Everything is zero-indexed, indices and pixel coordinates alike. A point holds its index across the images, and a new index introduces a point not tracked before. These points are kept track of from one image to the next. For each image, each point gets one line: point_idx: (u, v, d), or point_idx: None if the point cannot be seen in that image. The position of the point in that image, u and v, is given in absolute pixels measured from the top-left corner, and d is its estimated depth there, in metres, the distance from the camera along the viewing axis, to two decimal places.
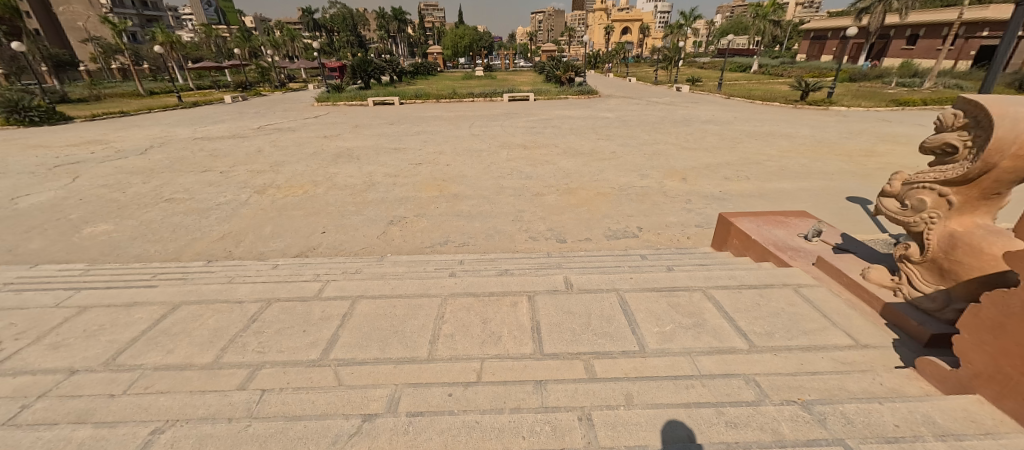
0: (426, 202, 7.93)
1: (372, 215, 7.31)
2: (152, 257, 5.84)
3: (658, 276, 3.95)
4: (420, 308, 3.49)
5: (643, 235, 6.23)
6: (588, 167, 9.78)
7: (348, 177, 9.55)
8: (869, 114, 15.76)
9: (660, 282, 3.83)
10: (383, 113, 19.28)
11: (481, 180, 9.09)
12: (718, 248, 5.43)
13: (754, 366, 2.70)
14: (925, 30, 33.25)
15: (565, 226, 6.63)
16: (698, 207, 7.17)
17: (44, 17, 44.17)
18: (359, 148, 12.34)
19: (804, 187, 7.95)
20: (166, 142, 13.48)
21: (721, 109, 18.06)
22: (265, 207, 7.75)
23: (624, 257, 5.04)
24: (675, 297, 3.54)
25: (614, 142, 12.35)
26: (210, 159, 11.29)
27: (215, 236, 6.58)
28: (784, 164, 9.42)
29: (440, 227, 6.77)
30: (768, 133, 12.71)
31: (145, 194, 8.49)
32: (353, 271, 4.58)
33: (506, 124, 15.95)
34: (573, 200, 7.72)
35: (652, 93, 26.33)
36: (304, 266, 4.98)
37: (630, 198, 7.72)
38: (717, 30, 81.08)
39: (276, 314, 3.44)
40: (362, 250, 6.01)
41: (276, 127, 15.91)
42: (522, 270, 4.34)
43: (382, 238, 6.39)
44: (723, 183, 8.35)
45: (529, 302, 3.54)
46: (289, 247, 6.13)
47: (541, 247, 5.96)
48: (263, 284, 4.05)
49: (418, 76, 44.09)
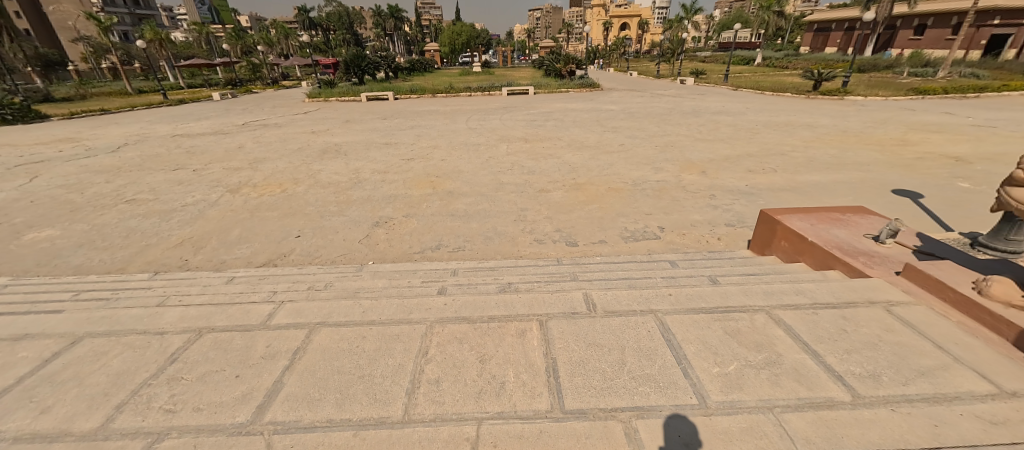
0: (417, 200, 7.07)
1: (355, 216, 6.46)
2: (93, 269, 4.97)
3: (704, 292, 3.08)
4: (398, 339, 2.63)
5: (666, 236, 5.38)
6: (596, 161, 8.92)
7: (333, 174, 8.69)
8: (889, 103, 14.91)
9: (708, 300, 2.97)
10: (376, 109, 18.40)
11: (479, 175, 8.25)
12: (759, 253, 4.60)
13: (880, 433, 1.84)
14: (934, 20, 32.39)
15: (576, 227, 5.78)
16: (725, 203, 6.32)
17: (33, 17, 43.39)
18: (348, 143, 11.47)
19: (839, 180, 7.12)
20: (142, 140, 12.58)
21: (730, 100, 17.22)
22: (236, 208, 6.88)
23: (650, 265, 4.18)
24: (733, 323, 2.68)
25: (622, 134, 11.51)
26: (185, 157, 10.42)
27: (174, 241, 5.73)
28: (812, 155, 8.59)
29: (433, 229, 5.92)
30: (787, 123, 11.87)
31: (105, 195, 7.61)
32: (321, 287, 3.71)
33: (506, 118, 15.05)
34: (582, 197, 6.89)
35: (656, 86, 25.44)
36: (264, 281, 4.11)
37: (646, 194, 6.87)
38: (717, 23, 80.10)
39: (204, 351, 2.58)
40: (340, 257, 5.15)
41: (262, 123, 15.03)
42: (529, 284, 3.49)
43: (365, 243, 5.53)
44: (748, 176, 7.49)
45: (542, 330, 2.69)
46: (254, 254, 5.27)
47: (549, 252, 5.12)
48: (201, 305, 3.18)
49: (414, 73, 43.09)
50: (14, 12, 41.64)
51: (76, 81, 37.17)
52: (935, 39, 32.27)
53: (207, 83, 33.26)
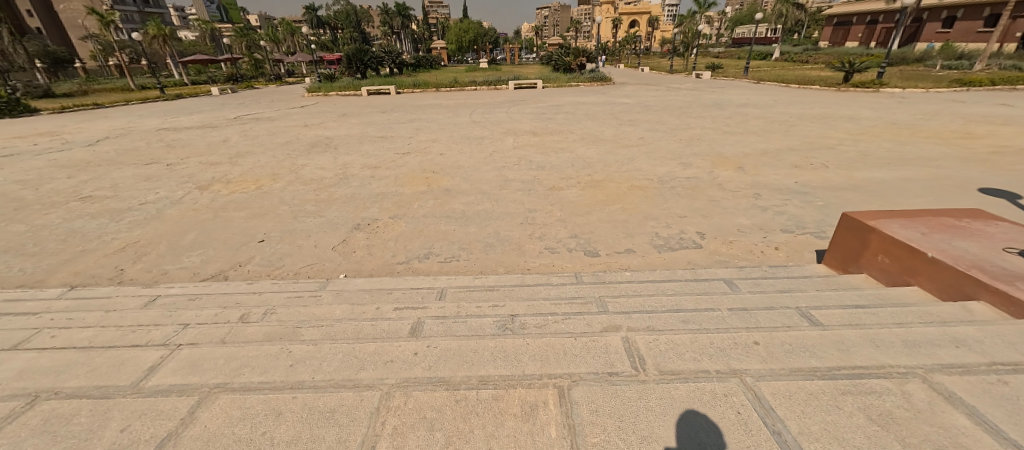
0: (408, 199, 6.10)
1: (335, 217, 5.49)
2: (6, 282, 4.08)
3: (815, 341, 1.99)
4: (329, 421, 1.58)
5: (708, 244, 4.33)
6: (613, 156, 7.88)
7: (318, 169, 7.76)
8: (931, 95, 13.59)
9: (827, 355, 1.88)
10: (375, 102, 17.49)
11: (481, 171, 7.27)
12: (842, 269, 3.53)
13: None
14: (963, 12, 30.59)
15: (595, 232, 4.75)
16: (774, 204, 5.24)
17: (44, 15, 43.61)
18: (341, 137, 10.55)
19: (907, 177, 6.01)
20: (124, 133, 11.83)
21: (754, 93, 16.03)
22: (200, 207, 5.98)
23: (702, 287, 3.14)
24: (890, 399, 1.59)
25: (641, 126, 10.44)
26: (163, 151, 9.56)
27: (116, 246, 4.82)
28: (864, 149, 7.46)
29: (423, 233, 4.93)
30: (823, 115, 10.70)
31: (60, 192, 6.75)
32: (257, 317, 2.70)
33: (513, 111, 14.03)
34: (600, 196, 5.88)
35: (671, 80, 24.23)
36: (192, 303, 3.11)
37: (677, 193, 5.81)
38: (730, 19, 78.03)
39: (18, 438, 1.57)
40: (306, 268, 4.17)
41: (255, 117, 14.19)
42: (541, 318, 2.45)
43: (339, 251, 4.55)
44: (794, 172, 6.41)
45: (563, 409, 1.61)
46: (205, 263, 4.33)
47: (564, 264, 4.11)
48: (68, 349, 2.19)
49: (420, 69, 42.25)
50: (25, 11, 41.73)
51: (82, 77, 37.04)
52: (966, 31, 30.38)
53: (210, 80, 32.71)
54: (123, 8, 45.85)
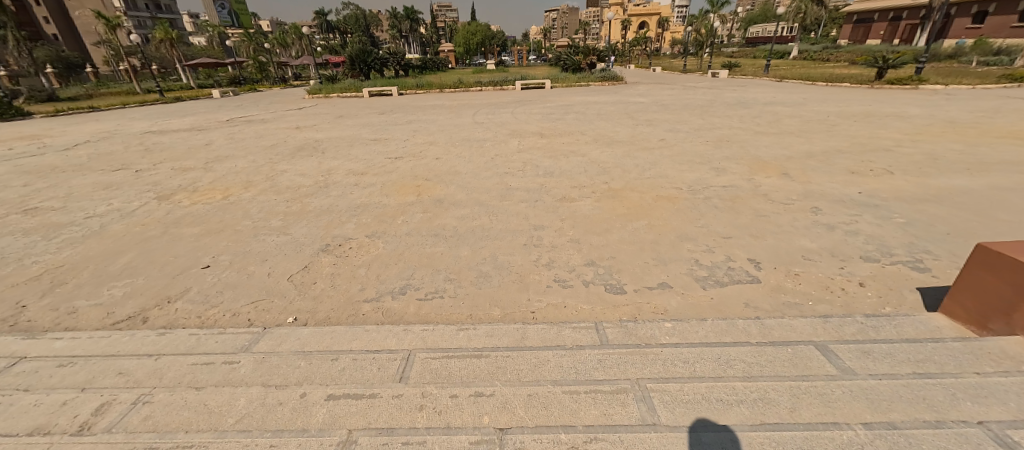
0: (392, 211, 5.18)
1: (302, 235, 4.59)
2: None
3: None
4: None
5: (767, 279, 3.30)
6: (632, 160, 6.88)
7: (298, 175, 6.89)
8: (980, 91, 12.26)
9: None
10: (376, 103, 16.72)
11: (480, 178, 6.33)
12: (981, 327, 2.43)
13: None
14: (997, 6, 28.78)
15: (618, 258, 3.77)
16: (840, 221, 4.20)
17: (60, 21, 44.31)
18: (331, 140, 9.73)
19: (1000, 185, 4.89)
20: (109, 137, 11.21)
21: (780, 91, 14.84)
22: (150, 222, 5.14)
23: (782, 358, 2.14)
24: None
25: (660, 127, 9.42)
26: (139, 156, 8.84)
27: (32, 272, 3.99)
28: (930, 151, 6.35)
29: (403, 258, 3.99)
30: (865, 114, 9.56)
31: (5, 202, 6.01)
32: (114, 417, 1.79)
33: (518, 111, 13.10)
34: (620, 209, 4.89)
35: (687, 79, 23.10)
36: (56, 376, 2.23)
37: (714, 205, 4.79)
38: (743, 19, 76.15)
39: None
40: (248, 308, 3.27)
41: (248, 119, 13.51)
42: (549, 440, 1.57)
43: (295, 281, 3.63)
44: (853, 180, 5.33)
45: None
46: (126, 299, 3.47)
47: (579, 304, 3.14)
48: None
49: (426, 71, 41.61)
50: (42, 18, 42.33)
51: (92, 81, 37.19)
52: (998, 26, 28.50)
53: (215, 82, 32.42)
54: (135, 13, 46.22)
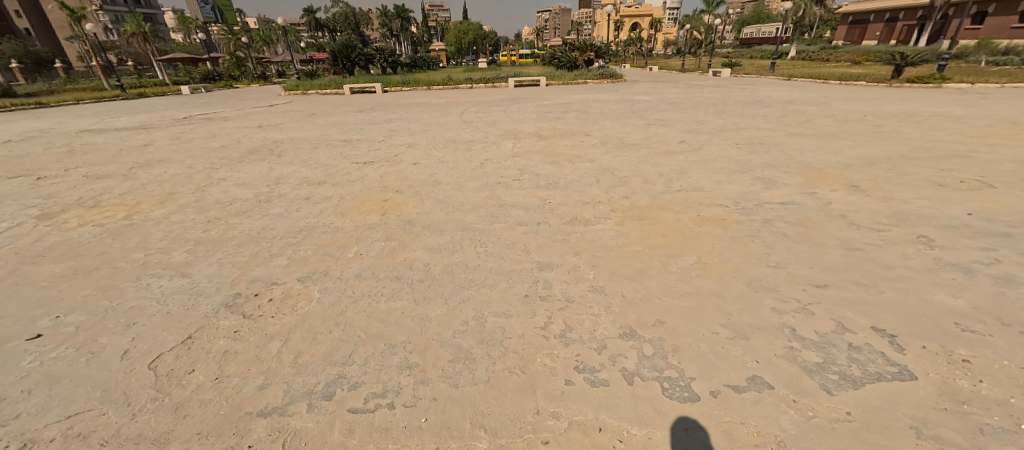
0: (344, 239, 3.83)
1: (207, 278, 3.20)
2: None
3: None
4: None
5: (926, 371, 2.02)
6: (655, 167, 5.62)
7: (236, 185, 5.48)
8: (1015, 91, 11.25)
9: None
10: (356, 100, 15.27)
11: (467, 191, 5.01)
12: None
13: None
14: (997, 6, 28.23)
15: (668, 325, 2.46)
16: (973, 260, 2.95)
17: (32, 16, 42.27)
18: (293, 140, 8.34)
19: None
20: (35, 136, 9.60)
21: (795, 89, 13.76)
22: (4, 254, 3.69)
23: None
24: None
25: (675, 127, 8.21)
26: (56, 158, 7.34)
27: None
28: (1018, 157, 5.19)
29: (341, 321, 2.63)
30: (905, 114, 8.44)
31: None
32: None
33: (512, 110, 11.83)
34: (654, 236, 3.60)
35: (688, 78, 22.10)
36: None
37: (780, 232, 3.53)
38: (737, 21, 76.24)
39: None
40: (51, 432, 1.88)
41: (208, 117, 12.02)
42: None
43: (159, 369, 2.25)
44: (948, 196, 4.12)
45: None
46: None
47: (626, 426, 1.80)
48: None
49: (416, 69, 40.14)
50: (12, 11, 40.00)
51: (60, 77, 34.90)
52: (999, 27, 27.90)
53: (191, 79, 30.56)
54: (112, 8, 44.06)
